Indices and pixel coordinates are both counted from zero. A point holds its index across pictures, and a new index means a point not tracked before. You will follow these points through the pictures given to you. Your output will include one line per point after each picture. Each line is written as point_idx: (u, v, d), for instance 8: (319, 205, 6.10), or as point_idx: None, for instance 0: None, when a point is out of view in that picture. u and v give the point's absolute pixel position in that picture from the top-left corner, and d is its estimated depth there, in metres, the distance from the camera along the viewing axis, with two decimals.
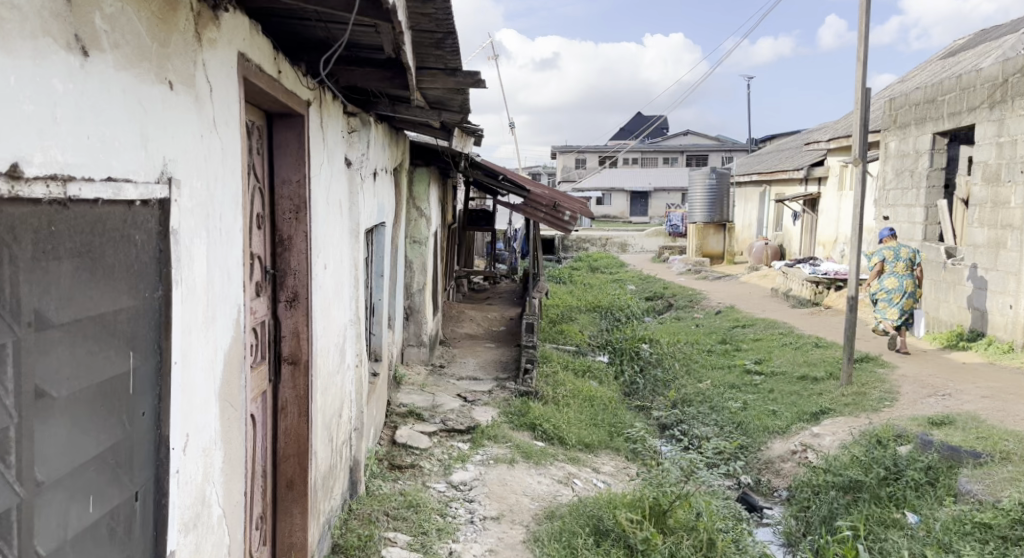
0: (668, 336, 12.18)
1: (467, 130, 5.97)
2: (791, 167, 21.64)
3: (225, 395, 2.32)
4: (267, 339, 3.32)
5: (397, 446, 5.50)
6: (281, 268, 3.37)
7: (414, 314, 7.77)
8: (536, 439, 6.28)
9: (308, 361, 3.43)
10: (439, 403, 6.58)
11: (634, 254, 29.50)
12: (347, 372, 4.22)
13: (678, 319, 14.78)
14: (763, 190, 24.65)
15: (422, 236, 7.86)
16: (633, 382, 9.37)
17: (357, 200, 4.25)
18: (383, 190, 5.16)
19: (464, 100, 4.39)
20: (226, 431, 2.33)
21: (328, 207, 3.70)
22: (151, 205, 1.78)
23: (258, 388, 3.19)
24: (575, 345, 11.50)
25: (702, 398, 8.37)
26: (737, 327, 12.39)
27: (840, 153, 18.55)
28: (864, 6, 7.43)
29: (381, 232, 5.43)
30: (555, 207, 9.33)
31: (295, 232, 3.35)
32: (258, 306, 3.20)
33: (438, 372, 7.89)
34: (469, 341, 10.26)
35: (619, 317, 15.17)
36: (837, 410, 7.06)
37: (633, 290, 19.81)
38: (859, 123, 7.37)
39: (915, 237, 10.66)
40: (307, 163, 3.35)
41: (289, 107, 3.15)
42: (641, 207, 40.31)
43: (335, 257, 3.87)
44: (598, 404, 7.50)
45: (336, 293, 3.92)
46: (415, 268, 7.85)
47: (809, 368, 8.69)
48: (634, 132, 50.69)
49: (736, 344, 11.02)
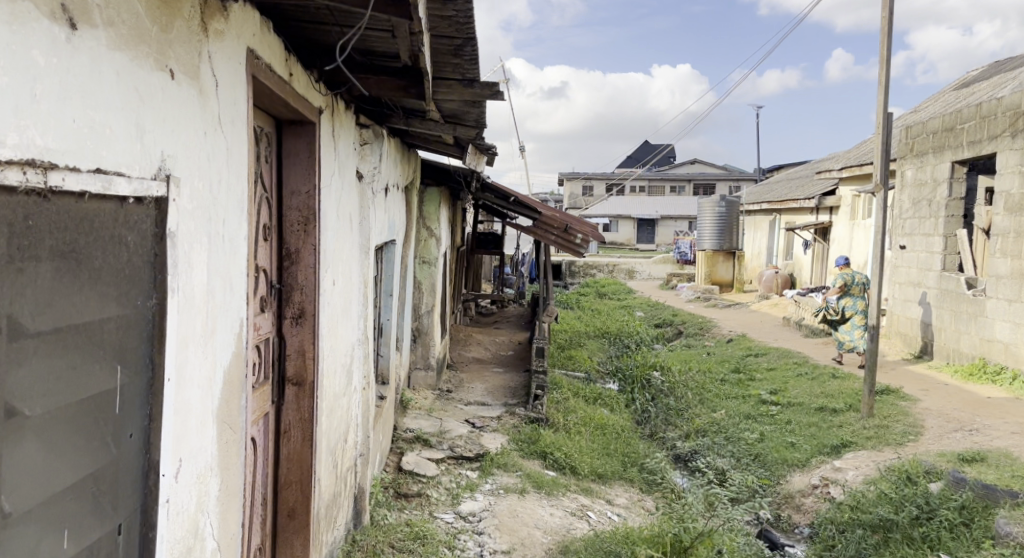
0: (679, 364, 11.95)
1: (481, 148, 5.84)
2: (802, 196, 21.49)
3: (224, 417, 2.13)
4: (270, 357, 3.13)
5: (403, 474, 5.28)
6: (287, 283, 3.20)
7: (422, 336, 7.58)
8: (547, 468, 6.04)
9: (314, 382, 3.24)
10: (447, 429, 6.36)
11: (641, 281, 29.31)
12: (354, 394, 4.02)
13: (688, 347, 14.55)
14: (773, 218, 24.50)
15: (432, 256, 7.69)
16: (645, 410, 9.13)
17: (368, 215, 4.07)
18: (395, 206, 4.99)
19: (480, 114, 4.24)
20: (223, 458, 2.13)
21: (338, 220, 3.53)
22: (147, 203, 1.60)
23: (259, 410, 2.99)
24: (584, 372, 11.28)
25: (717, 428, 8.12)
26: (750, 356, 12.14)
27: (853, 182, 18.38)
28: (886, 29, 7.30)
29: (390, 250, 5.26)
30: (567, 230, 9.15)
31: (304, 245, 3.17)
32: (262, 322, 3.01)
33: (446, 397, 7.68)
34: (477, 365, 10.03)
35: (629, 343, 14.94)
36: (859, 443, 6.81)
37: (642, 317, 19.57)
38: (881, 149, 7.20)
39: (933, 267, 10.45)
40: (318, 173, 3.18)
41: (301, 113, 2.98)
42: (648, 233, 40.19)
43: (344, 273, 3.69)
44: (610, 432, 7.27)
45: (344, 311, 3.73)
46: (424, 289, 7.67)
47: (828, 399, 8.44)
48: (643, 159, 50.78)
49: (750, 373, 10.78)
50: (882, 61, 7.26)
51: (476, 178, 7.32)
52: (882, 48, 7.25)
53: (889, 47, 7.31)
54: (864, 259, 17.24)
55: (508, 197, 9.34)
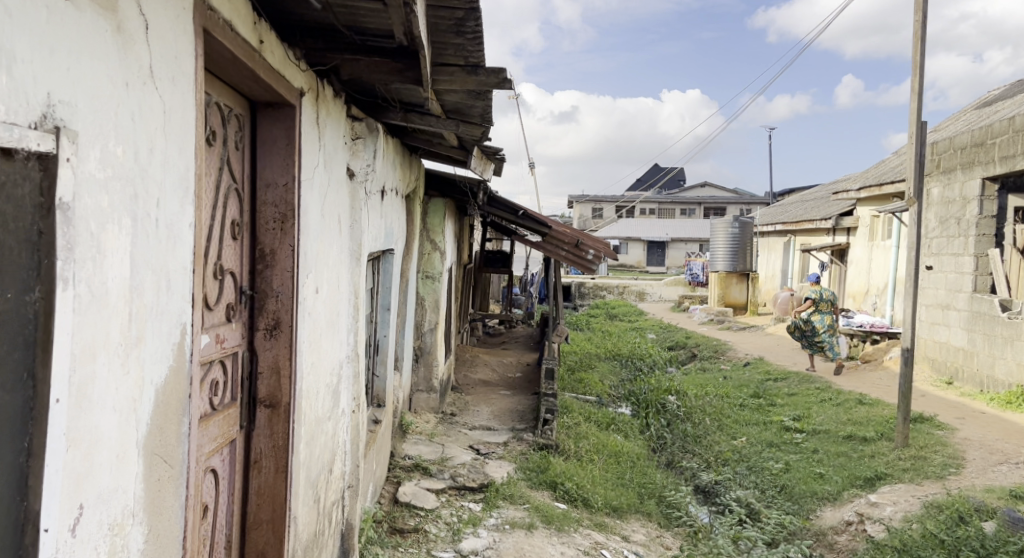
0: (695, 389, 11.44)
1: (488, 152, 5.44)
2: (818, 216, 21.02)
3: (159, 450, 1.68)
4: (237, 376, 2.69)
5: (399, 506, 4.82)
6: (261, 289, 2.77)
7: (424, 356, 7.15)
8: (557, 500, 5.55)
9: (290, 405, 2.79)
10: (449, 456, 5.90)
11: (652, 303, 28.82)
12: (341, 418, 3.57)
13: (703, 370, 14.05)
14: (787, 240, 24.02)
15: (436, 270, 7.26)
16: (660, 436, 8.63)
17: (359, 218, 3.64)
18: (392, 212, 4.57)
19: (486, 108, 3.82)
20: (155, 501, 1.68)
21: (322, 220, 3.11)
22: (19, 159, 1.20)
23: (222, 437, 2.55)
24: (596, 396, 10.79)
25: (739, 457, 7.61)
26: (769, 381, 11.62)
27: (871, 203, 17.89)
28: (919, 33, 6.87)
29: (388, 260, 4.84)
30: (578, 245, 8.78)
31: (280, 245, 2.75)
32: (228, 334, 2.58)
33: (449, 421, 7.22)
34: (483, 387, 9.55)
35: (641, 366, 14.43)
36: (895, 476, 6.29)
37: (655, 339, 19.05)
38: (915, 160, 6.74)
39: (964, 288, 9.94)
40: (298, 164, 2.77)
41: (277, 92, 2.57)
42: (659, 256, 39.70)
43: (330, 281, 3.26)
44: (625, 460, 6.78)
45: (330, 324, 3.30)
46: (427, 305, 7.24)
47: (856, 427, 7.93)
48: (653, 181, 50.52)
49: (770, 398, 10.26)
50: (915, 66, 6.84)
51: (481, 188, 6.93)
52: (915, 53, 6.82)
53: (922, 53, 6.88)
54: (884, 281, 16.71)
55: (517, 212, 8.90)
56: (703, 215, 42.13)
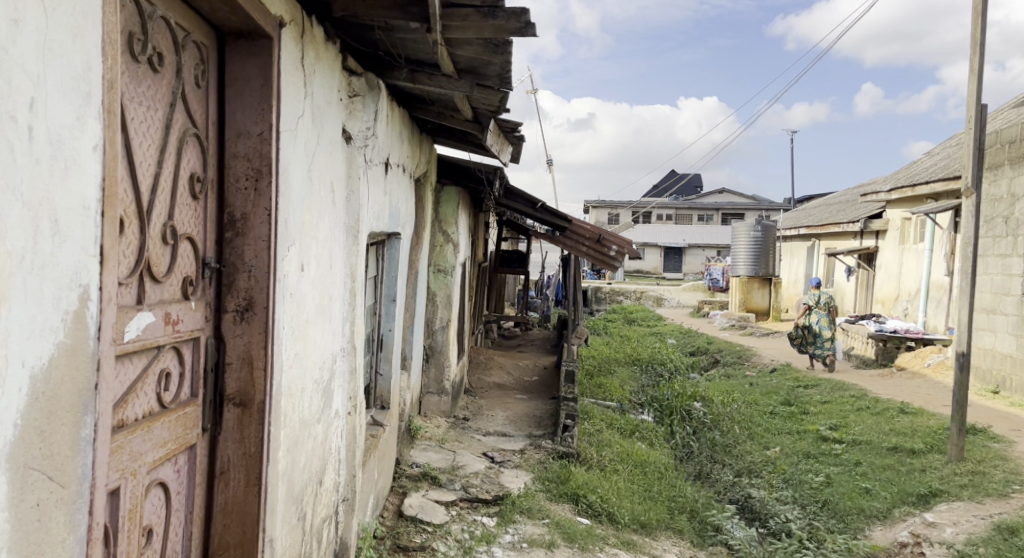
0: (721, 395, 10.86)
1: (506, 129, 4.93)
2: (844, 219, 20.36)
3: (39, 461, 1.19)
4: (198, 366, 2.18)
5: (404, 520, 4.31)
6: (230, 261, 2.27)
7: (435, 356, 6.67)
8: (579, 515, 5.02)
9: (265, 404, 2.28)
10: (460, 464, 5.39)
11: (671, 308, 28.20)
12: (334, 421, 3.05)
13: (727, 377, 13.46)
14: (812, 244, 23.37)
15: (448, 264, 6.74)
16: (686, 445, 8.08)
17: (357, 190, 3.14)
18: (398, 190, 4.08)
19: (504, 66, 3.31)
20: (28, 534, 1.18)
21: (309, 184, 2.61)
22: None
23: (177, 443, 2.04)
24: (617, 402, 10.26)
25: (773, 469, 7.05)
26: (799, 388, 11.00)
27: (902, 205, 17.21)
28: (978, 8, 6.29)
29: (393, 245, 4.35)
30: (600, 239, 8.29)
31: (254, 209, 2.26)
32: (186, 315, 2.08)
33: (461, 426, 6.72)
34: (498, 391, 9.04)
35: (662, 372, 13.84)
36: (951, 492, 5.70)
37: (675, 344, 18.45)
38: (973, 146, 6.15)
39: (1012, 291, 9.30)
40: (276, 110, 2.27)
41: (248, 15, 2.08)
42: (676, 261, 38.98)
43: (319, 258, 2.75)
44: (652, 472, 6.24)
45: (320, 309, 2.78)
46: (438, 301, 6.74)
47: (902, 438, 7.34)
48: (670, 186, 49.92)
49: (803, 406, 9.65)
50: (973, 45, 6.27)
51: (498, 176, 6.43)
52: (974, 30, 6.24)
53: (981, 30, 6.30)
54: (916, 286, 16.03)
55: (535, 205, 8.27)
56: (721, 221, 41.37)
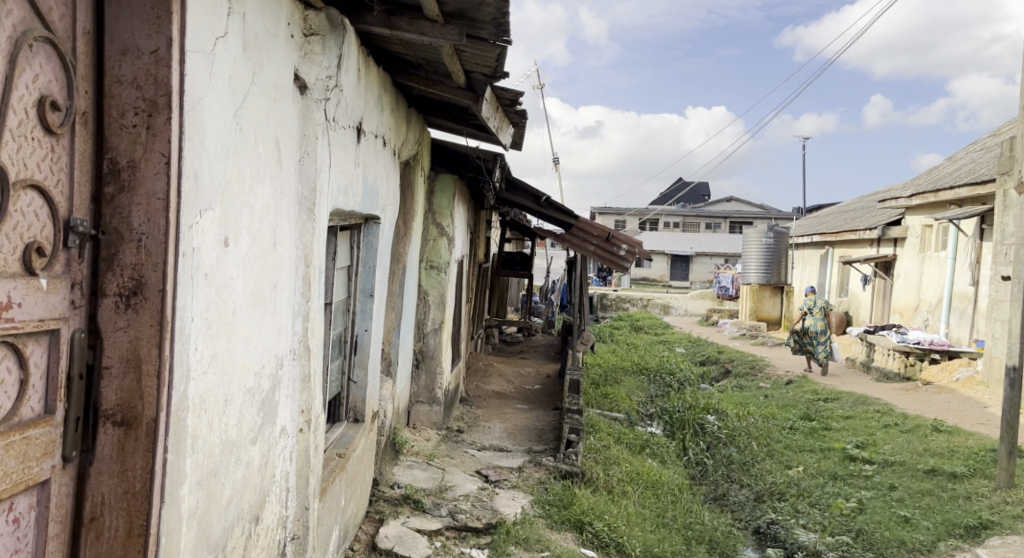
0: (734, 408, 10.20)
1: (504, 103, 4.31)
2: (860, 226, 19.69)
3: None
4: (55, 370, 1.55)
5: (377, 554, 3.69)
6: (112, 228, 1.65)
7: (426, 361, 6.07)
8: (583, 546, 4.38)
9: (156, 423, 1.64)
10: (449, 484, 4.76)
11: (678, 316, 27.52)
12: (278, 442, 2.42)
13: (740, 388, 12.80)
14: (826, 252, 22.70)
15: (442, 260, 6.11)
16: (700, 462, 7.44)
17: (314, 153, 2.52)
18: (374, 164, 3.46)
19: (500, 9, 2.68)
20: None
21: (237, 134, 1.98)
22: None
23: (8, 481, 1.43)
24: (624, 414, 9.62)
25: (797, 491, 6.39)
26: (819, 401, 10.34)
27: (923, 211, 16.55)
28: None
29: (371, 231, 3.74)
30: (609, 238, 7.71)
31: (145, 155, 1.64)
32: (30, 299, 1.47)
33: (454, 439, 6.10)
34: (496, 400, 8.43)
35: (671, 382, 13.16)
36: (1005, 525, 5.05)
37: (683, 353, 17.79)
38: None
39: None
40: (177, 20, 1.64)
41: None
42: (683, 269, 38.28)
43: (252, 231, 2.12)
44: (665, 494, 5.60)
45: (252, 297, 2.16)
46: (431, 301, 6.12)
47: (939, 460, 6.70)
48: (678, 194, 49.31)
49: (824, 421, 8.98)
50: None
51: (498, 162, 5.81)
52: None
53: None
54: (938, 296, 15.35)
55: (539, 200, 7.60)
56: (729, 229, 40.69)
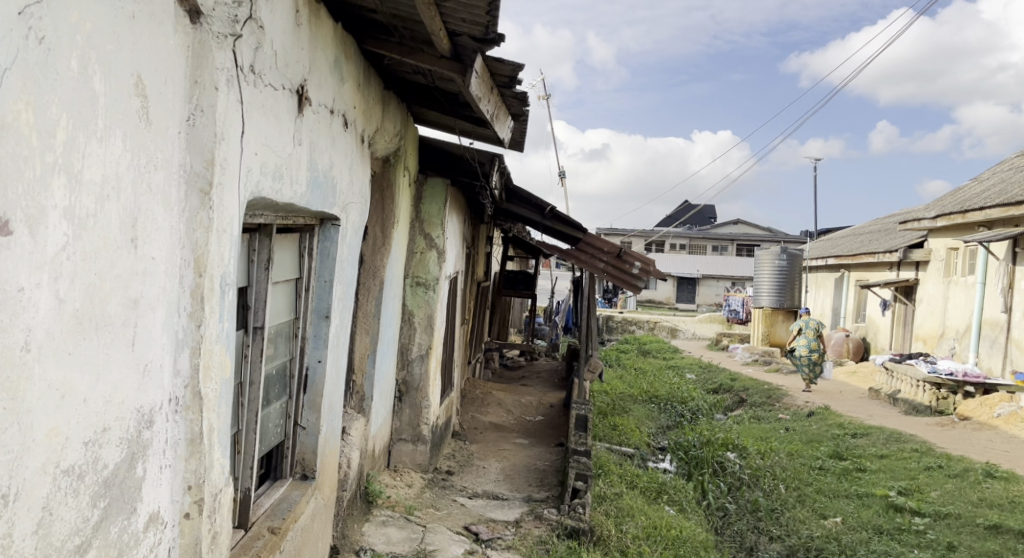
0: (754, 443, 9.32)
1: (499, 83, 3.54)
2: (879, 249, 18.84)
3: None
4: None
5: None
6: None
7: (411, 394, 5.28)
8: None
9: None
10: (430, 547, 3.92)
11: (686, 339, 26.61)
12: (141, 543, 1.59)
13: (757, 420, 11.93)
14: (841, 276, 21.83)
15: (431, 277, 5.29)
16: (723, 508, 6.59)
17: (213, 108, 1.71)
18: (326, 147, 2.66)
19: None
20: None
21: (29, 47, 1.16)
22: None
23: None
24: (634, 449, 8.77)
25: (838, 548, 5.53)
26: (847, 436, 9.45)
27: (948, 234, 15.71)
28: None
29: (328, 236, 2.97)
30: (620, 254, 6.91)
31: None
32: None
33: (442, 484, 5.25)
34: (495, 434, 7.58)
35: (683, 412, 12.28)
36: None
37: (694, 379, 16.89)
38: None
39: None
40: None
41: None
42: (689, 291, 37.39)
43: (71, 217, 1.30)
44: (688, 554, 4.75)
45: (76, 324, 1.33)
46: (417, 323, 5.30)
47: (1001, 515, 5.83)
48: (683, 215, 48.53)
49: (858, 461, 8.09)
50: None
51: (496, 165, 5.08)
52: None
53: None
54: (965, 323, 14.46)
55: (543, 211, 6.76)
56: (737, 252, 39.84)
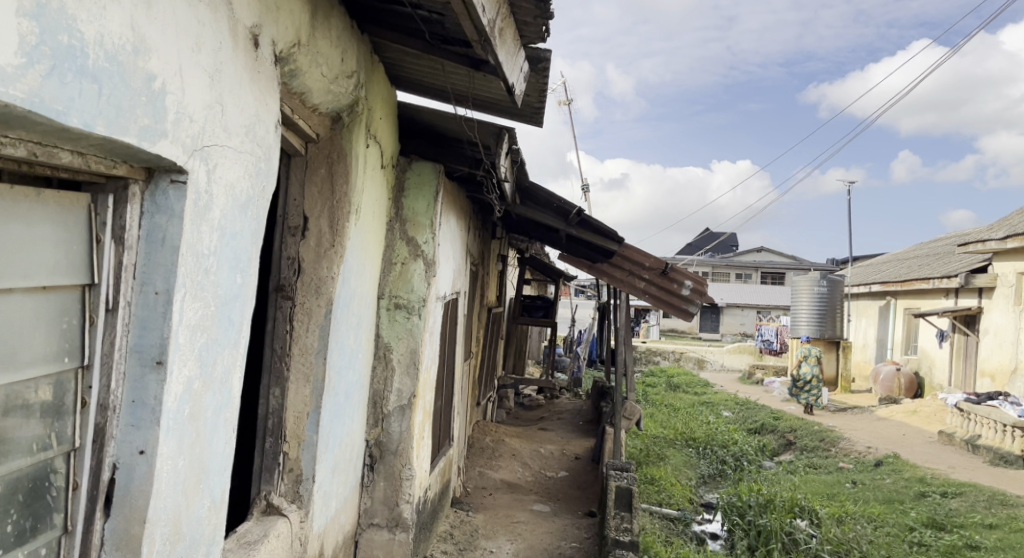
0: (823, 503, 7.66)
1: None
2: (931, 274, 17.17)
3: None
4: None
5: None
6: None
7: (386, 461, 3.80)
8: None
9: None
10: None
11: (715, 372, 24.83)
12: None
13: (814, 470, 10.26)
14: (886, 303, 20.14)
15: (413, 297, 3.82)
16: None
17: None
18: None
19: None
20: None
21: None
22: None
23: None
24: (679, 511, 7.19)
25: None
26: (934, 496, 7.79)
27: (1014, 257, 14.04)
28: None
29: (161, 203, 1.49)
30: (666, 271, 5.39)
31: None
32: None
33: None
34: (509, 497, 6.04)
35: (726, 457, 10.67)
36: None
37: (732, 417, 15.21)
38: None
39: None
40: None
41: None
42: (712, 321, 35.61)
43: None
44: None
45: None
46: (395, 362, 3.82)
47: None
48: (704, 244, 46.81)
49: (964, 534, 6.41)
50: None
51: (505, 142, 3.58)
52: None
53: None
54: None
55: (568, 216, 5.17)
56: (761, 281, 38.05)
